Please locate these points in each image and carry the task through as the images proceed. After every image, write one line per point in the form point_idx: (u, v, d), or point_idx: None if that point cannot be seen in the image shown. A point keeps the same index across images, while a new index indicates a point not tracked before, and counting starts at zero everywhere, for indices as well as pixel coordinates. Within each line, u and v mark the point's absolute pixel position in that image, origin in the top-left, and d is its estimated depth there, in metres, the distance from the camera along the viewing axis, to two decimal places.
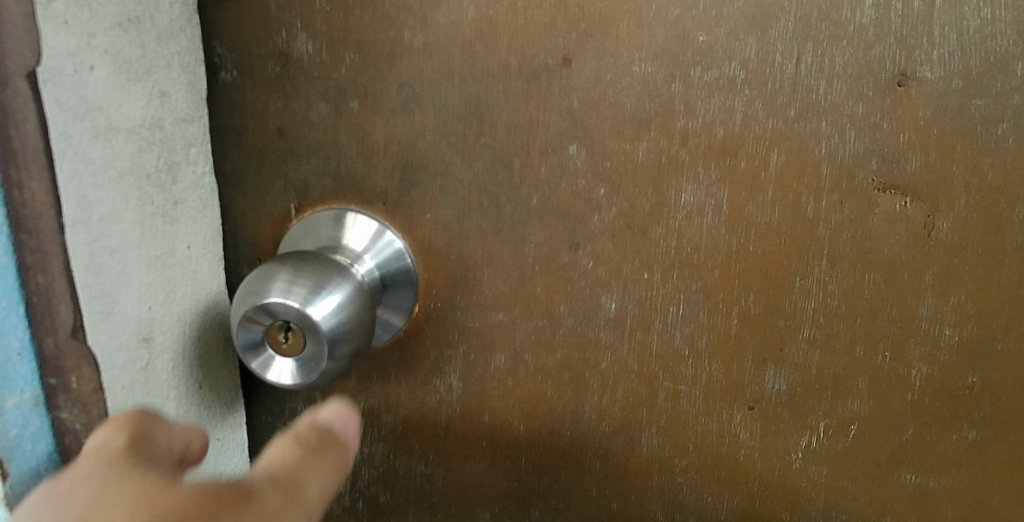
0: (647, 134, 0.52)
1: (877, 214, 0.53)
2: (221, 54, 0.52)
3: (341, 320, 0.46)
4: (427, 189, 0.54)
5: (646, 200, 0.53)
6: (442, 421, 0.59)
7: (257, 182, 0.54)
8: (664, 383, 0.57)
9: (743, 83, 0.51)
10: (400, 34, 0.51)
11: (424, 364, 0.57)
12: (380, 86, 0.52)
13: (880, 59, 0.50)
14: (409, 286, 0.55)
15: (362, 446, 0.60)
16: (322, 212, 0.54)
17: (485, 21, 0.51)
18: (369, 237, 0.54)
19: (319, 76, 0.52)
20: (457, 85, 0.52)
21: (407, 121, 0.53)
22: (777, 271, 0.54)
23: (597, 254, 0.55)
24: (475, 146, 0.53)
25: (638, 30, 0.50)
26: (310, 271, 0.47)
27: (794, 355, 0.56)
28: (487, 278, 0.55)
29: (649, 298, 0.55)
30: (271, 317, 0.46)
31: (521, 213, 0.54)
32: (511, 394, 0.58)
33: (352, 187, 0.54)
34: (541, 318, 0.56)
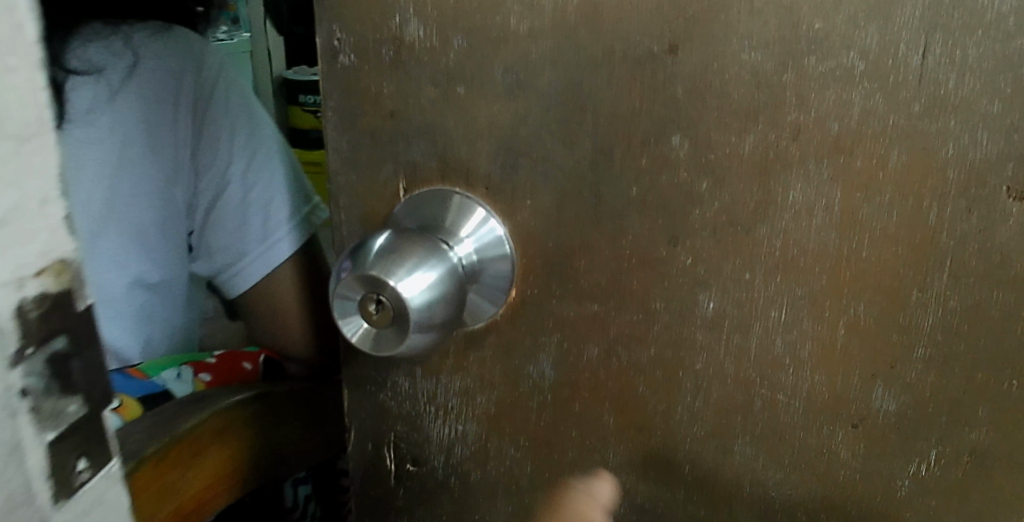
0: (755, 126, 0.49)
1: (1012, 223, 0.46)
2: (341, 39, 0.55)
3: (437, 294, 0.46)
4: (528, 176, 0.54)
5: (751, 196, 0.50)
6: (534, 406, 0.59)
7: (370, 161, 0.58)
8: (761, 391, 0.55)
9: (862, 75, 0.46)
10: (506, 20, 0.51)
11: (519, 349, 0.58)
12: (487, 71, 0.52)
13: (1022, 51, 0.44)
14: (507, 272, 0.55)
15: (458, 424, 0.62)
16: (432, 194, 0.55)
17: (589, 6, 0.49)
18: (472, 222, 0.54)
19: (430, 61, 0.53)
20: (561, 72, 0.51)
21: (511, 106, 0.53)
22: (893, 281, 0.50)
23: (695, 251, 0.52)
24: (576, 134, 0.52)
25: (749, 16, 0.47)
26: (412, 243, 0.46)
27: (906, 374, 0.52)
28: (583, 268, 0.54)
29: (749, 300, 0.53)
30: (366, 289, 0.46)
31: (620, 202, 0.52)
32: (602, 386, 0.57)
33: (457, 169, 0.55)
34: (635, 312, 0.55)
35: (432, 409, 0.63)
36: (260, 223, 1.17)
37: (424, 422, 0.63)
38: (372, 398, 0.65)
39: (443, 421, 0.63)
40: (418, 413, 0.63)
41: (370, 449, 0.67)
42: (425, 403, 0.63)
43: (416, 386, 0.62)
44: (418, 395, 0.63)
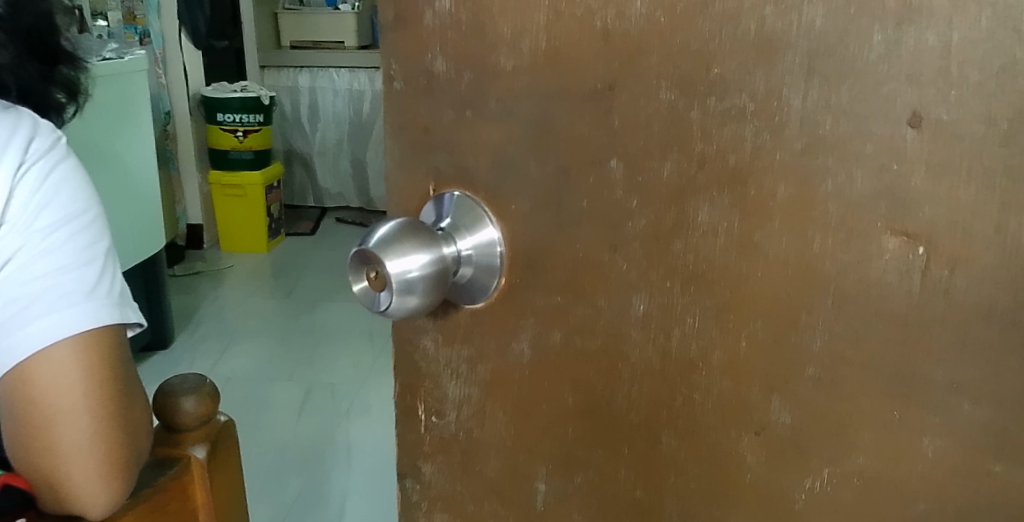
0: (671, 154, 0.57)
1: (886, 259, 0.52)
2: (396, 70, 0.67)
3: (424, 273, 0.57)
4: (512, 185, 0.64)
5: (669, 215, 0.59)
6: (517, 378, 0.69)
7: (406, 165, 0.69)
8: (682, 389, 0.62)
9: (752, 114, 0.54)
10: (497, 60, 0.62)
11: (505, 328, 0.68)
12: (483, 100, 0.63)
13: (890, 96, 0.50)
14: (494, 270, 0.66)
15: (463, 386, 0.73)
16: (446, 196, 0.66)
17: (552, 51, 0.60)
18: (469, 225, 0.65)
19: (450, 90, 0.65)
20: (537, 103, 0.61)
21: (498, 129, 0.63)
22: (785, 301, 0.56)
23: (631, 258, 0.61)
24: (546, 152, 0.62)
25: (666, 61, 0.56)
26: (415, 234, 0.57)
27: (799, 390, 0.58)
28: (551, 264, 0.64)
29: (671, 305, 0.61)
30: (368, 261, 0.57)
31: (575, 214, 0.62)
32: (566, 367, 0.67)
33: (466, 176, 0.66)
34: (587, 307, 0.64)
35: (450, 371, 0.73)
36: (59, 292, 1.17)
37: (445, 380, 0.74)
38: (409, 356, 0.75)
39: (457, 381, 0.73)
40: (439, 372, 0.73)
41: (405, 396, 0.76)
42: (443, 367, 0.73)
43: (438, 349, 0.73)
44: (441, 358, 0.73)
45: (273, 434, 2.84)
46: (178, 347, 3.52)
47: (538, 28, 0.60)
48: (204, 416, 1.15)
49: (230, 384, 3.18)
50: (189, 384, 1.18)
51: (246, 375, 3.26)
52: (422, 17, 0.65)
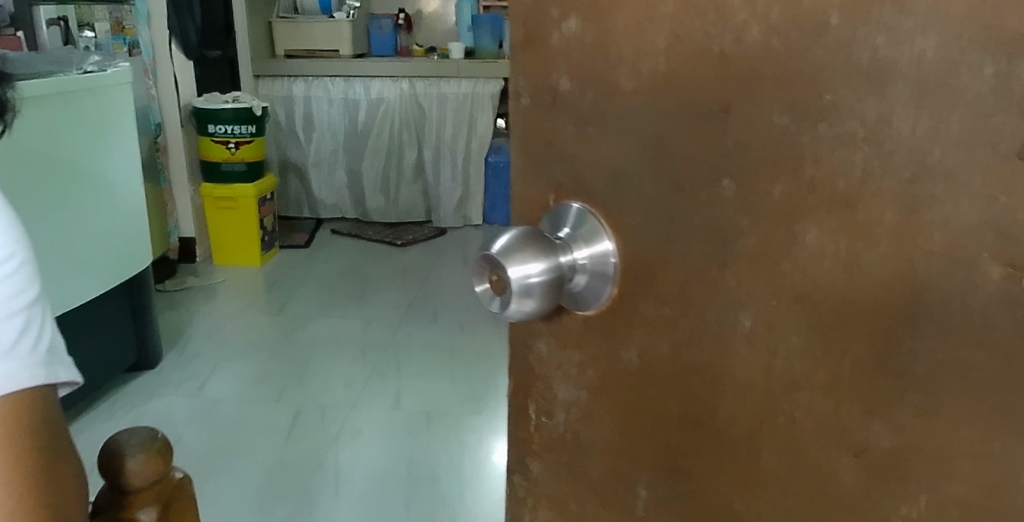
0: (783, 176, 0.59)
1: (989, 289, 0.52)
2: (524, 87, 0.72)
3: (541, 280, 0.62)
4: (625, 199, 0.67)
5: (777, 236, 0.60)
6: (625, 383, 0.72)
7: (529, 176, 0.74)
8: (782, 406, 0.63)
9: (861, 140, 0.55)
10: (618, 81, 0.65)
11: (615, 335, 0.72)
12: (602, 117, 0.67)
13: (999, 129, 0.50)
14: (607, 280, 0.69)
15: (572, 388, 0.76)
16: (567, 207, 0.70)
17: (670, 73, 0.62)
18: (584, 235, 0.69)
19: (572, 108, 0.68)
20: (654, 121, 0.64)
21: (615, 145, 0.66)
22: (886, 324, 0.57)
23: (738, 275, 0.63)
24: (660, 169, 0.64)
25: (779, 87, 0.58)
26: (535, 245, 0.62)
27: (898, 415, 0.58)
28: (661, 277, 0.67)
29: (776, 322, 0.62)
30: (492, 264, 0.63)
31: (687, 230, 0.64)
32: (671, 376, 0.69)
33: (583, 188, 0.69)
34: (694, 320, 0.66)
35: (561, 373, 0.77)
36: None
37: (556, 382, 0.78)
38: (524, 355, 0.79)
39: (567, 383, 0.77)
40: (551, 374, 0.78)
41: (519, 393, 0.81)
42: (556, 369, 0.77)
43: (551, 351, 0.77)
44: (553, 360, 0.77)
45: (262, 460, 2.83)
46: (166, 366, 3.55)
47: (657, 51, 0.63)
48: (155, 475, 0.97)
49: (218, 407, 3.20)
50: (137, 438, 0.99)
51: (241, 397, 3.27)
52: (549, 37, 0.68)
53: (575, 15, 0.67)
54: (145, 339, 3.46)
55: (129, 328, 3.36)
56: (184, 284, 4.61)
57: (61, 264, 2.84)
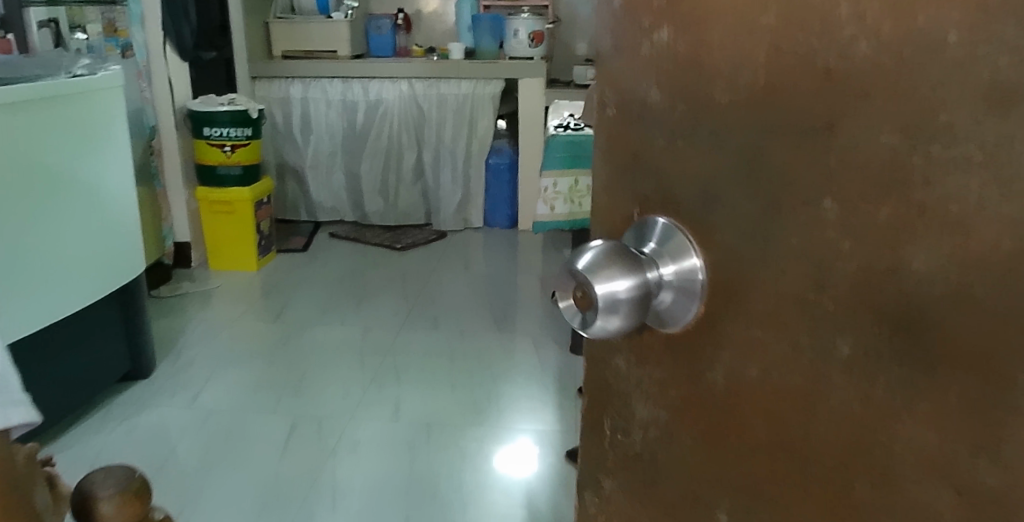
0: (890, 198, 0.53)
1: None
2: (613, 99, 0.70)
3: (628, 296, 0.59)
4: (715, 216, 0.63)
5: (881, 260, 0.54)
6: (709, 403, 0.69)
7: (614, 189, 0.72)
8: (879, 435, 0.57)
9: (977, 163, 0.49)
10: (712, 94, 0.62)
11: (699, 356, 0.69)
12: (694, 131, 0.63)
13: None
14: (692, 297, 0.66)
15: (651, 407, 0.75)
16: (652, 222, 0.67)
17: (771, 86, 0.58)
18: (671, 250, 0.66)
19: (661, 120, 0.66)
20: (749, 136, 0.60)
21: (707, 159, 0.63)
22: (999, 356, 0.49)
23: (836, 299, 0.58)
24: (756, 186, 0.60)
25: (888, 105, 0.52)
26: (620, 260, 0.59)
27: (1007, 454, 0.50)
28: (754, 297, 0.63)
29: (876, 351, 0.56)
30: (577, 278, 0.61)
31: (782, 251, 0.60)
32: (760, 399, 0.65)
33: (671, 204, 0.67)
34: (785, 344, 0.62)
35: (640, 390, 0.75)
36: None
37: (634, 399, 0.76)
38: (603, 370, 0.79)
39: (646, 401, 0.75)
40: (629, 391, 0.76)
41: (593, 409, 0.81)
42: (635, 386, 0.76)
43: (630, 369, 0.76)
44: (632, 377, 0.76)
45: (255, 472, 2.61)
46: (161, 376, 3.24)
47: (755, 65, 0.59)
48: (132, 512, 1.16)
49: (216, 418, 2.92)
50: (113, 479, 1.17)
51: (232, 405, 3.00)
52: (639, 47, 0.67)
53: (667, 25, 0.64)
54: (139, 349, 3.15)
55: (120, 336, 3.05)
56: (179, 289, 4.14)
57: (50, 276, 2.60)
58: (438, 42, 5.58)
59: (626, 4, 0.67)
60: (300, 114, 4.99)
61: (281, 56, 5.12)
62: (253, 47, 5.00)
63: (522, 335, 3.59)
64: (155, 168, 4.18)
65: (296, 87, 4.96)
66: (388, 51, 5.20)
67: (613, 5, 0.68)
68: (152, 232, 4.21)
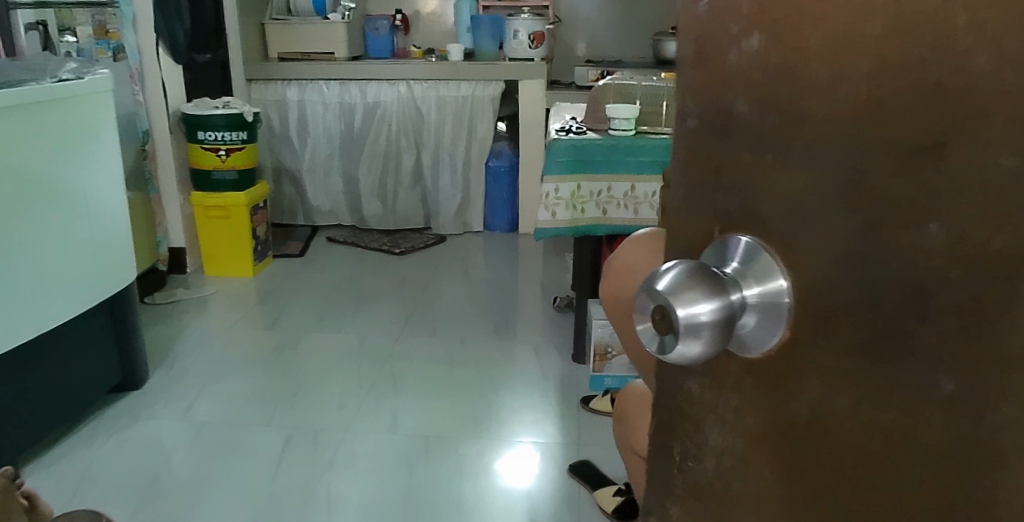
0: (1008, 226, 0.46)
1: None
2: (692, 109, 0.63)
3: (712, 319, 0.55)
4: (808, 237, 0.56)
5: (994, 292, 0.48)
6: (790, 435, 0.61)
7: (691, 202, 0.65)
8: (982, 481, 0.51)
9: None
10: (807, 106, 0.55)
11: (782, 385, 0.61)
12: (786, 144, 0.56)
13: None
14: (777, 323, 0.58)
15: (724, 434, 0.67)
16: (734, 240, 0.60)
17: (873, 101, 0.51)
18: (755, 271, 0.58)
19: (747, 133, 0.59)
20: (846, 153, 0.53)
21: (799, 175, 0.56)
22: None
23: (940, 331, 0.50)
24: (853, 205, 0.53)
25: (1011, 124, 0.45)
26: (703, 283, 0.55)
27: None
28: (846, 325, 0.55)
29: (986, 390, 0.49)
30: (655, 301, 0.57)
31: (880, 276, 0.52)
32: (847, 435, 0.57)
33: (756, 221, 0.60)
34: (879, 377, 0.54)
35: (714, 418, 0.67)
36: None
37: (706, 426, 0.69)
38: (673, 393, 0.72)
39: (719, 429, 0.67)
40: (700, 417, 0.69)
41: (664, 434, 0.74)
42: (708, 412, 0.68)
43: (704, 393, 0.68)
44: (705, 403, 0.68)
45: (246, 488, 2.52)
46: (154, 386, 3.16)
47: (857, 76, 0.51)
48: None
49: (207, 431, 2.84)
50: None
51: (226, 418, 2.92)
52: (726, 54, 0.59)
53: (758, 33, 0.57)
54: (131, 360, 3.07)
55: (111, 347, 2.97)
56: (173, 296, 4.06)
57: (36, 289, 2.51)
58: (436, 44, 5.52)
59: (712, 7, 0.60)
60: (297, 117, 4.93)
61: (278, 58, 5.05)
62: (249, 49, 4.93)
63: (523, 343, 3.51)
64: (147, 172, 4.10)
65: (293, 89, 4.90)
66: (386, 53, 5.15)
67: (698, 9, 0.61)
68: (147, 239, 4.13)
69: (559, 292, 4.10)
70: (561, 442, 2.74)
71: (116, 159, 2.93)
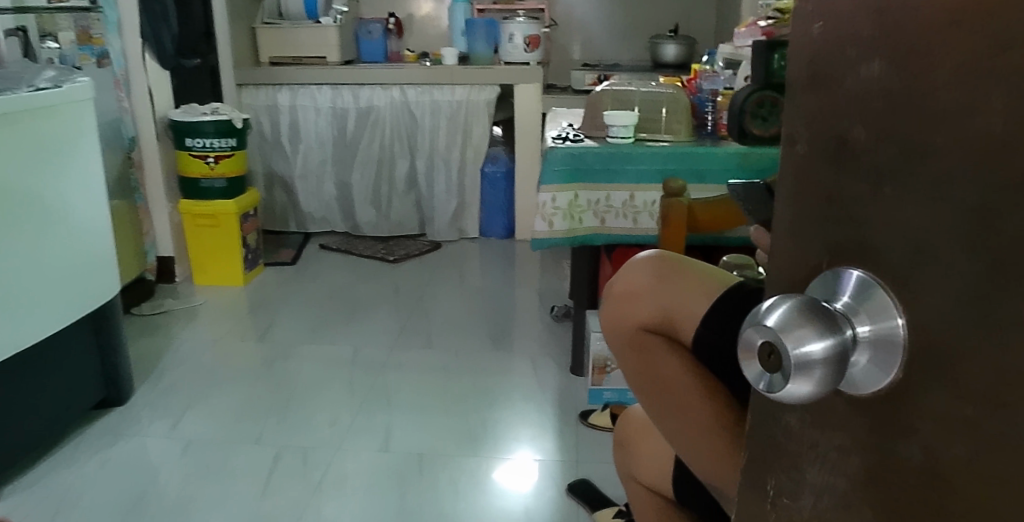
0: None
1: None
2: (800, 134, 0.58)
3: (825, 357, 0.52)
4: (928, 277, 0.51)
5: None
6: (897, 480, 0.56)
7: (795, 230, 0.59)
8: None
9: None
10: (932, 140, 0.49)
11: (889, 426, 0.55)
12: (908, 179, 0.51)
13: None
14: (891, 361, 0.53)
15: (825, 473, 0.61)
16: (844, 273, 0.55)
17: (1007, 138, 0.45)
18: (871, 307, 0.53)
19: (862, 163, 0.53)
20: (973, 191, 0.47)
21: (921, 213, 0.50)
22: None
23: None
24: (980, 246, 0.47)
25: None
26: (817, 318, 0.53)
27: None
28: (964, 373, 0.49)
29: None
30: (765, 336, 0.55)
31: (1007, 322, 0.47)
32: (959, 486, 0.51)
33: (869, 255, 0.54)
34: (999, 430, 0.48)
35: (814, 454, 0.61)
36: None
37: (805, 463, 0.62)
38: (768, 426, 0.65)
39: (819, 465, 0.61)
40: (799, 452, 0.63)
41: (755, 467, 0.68)
42: (808, 449, 0.62)
43: (803, 428, 0.62)
44: (804, 437, 0.62)
45: (233, 511, 2.43)
46: (140, 402, 3.07)
47: (991, 111, 0.46)
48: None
49: (193, 451, 2.75)
50: None
51: (214, 436, 2.83)
52: (843, 79, 0.54)
53: (879, 59, 0.51)
54: (116, 376, 2.98)
55: (95, 362, 2.88)
56: (160, 307, 3.96)
57: (13, 307, 2.41)
58: (430, 47, 5.46)
59: (827, 30, 0.54)
60: (287, 122, 4.84)
61: (269, 63, 4.97)
62: (239, 53, 4.84)
63: (520, 354, 3.44)
64: (133, 181, 4.00)
65: (284, 94, 4.81)
66: (379, 57, 5.07)
67: (812, 33, 0.55)
68: (134, 249, 4.02)
69: (555, 300, 4.04)
70: (560, 459, 2.66)
71: (98, 170, 2.84)
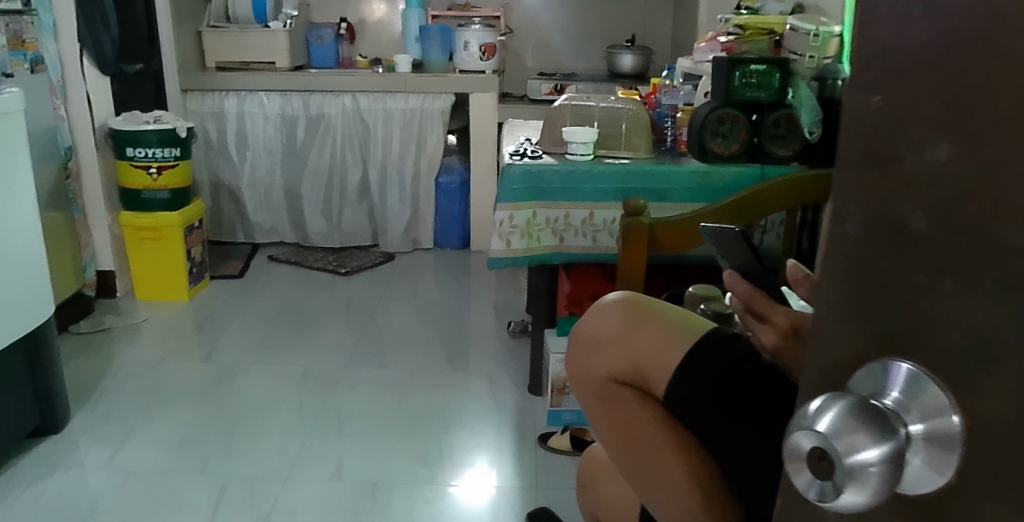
0: None
1: None
2: (852, 211, 0.52)
3: (881, 464, 0.48)
4: (992, 380, 0.45)
5: None
6: None
7: (841, 312, 0.54)
8: None
9: None
10: (1001, 234, 0.43)
11: None
12: (972, 274, 0.45)
13: None
14: (943, 465, 0.47)
15: None
16: (893, 365, 0.50)
17: None
18: (924, 406, 0.48)
19: (921, 251, 0.48)
20: None
21: (987, 313, 0.45)
22: None
23: None
24: None
25: None
26: (869, 420, 0.48)
27: None
28: None
29: None
30: (815, 442, 0.50)
31: None
32: None
33: (924, 347, 0.49)
34: None
35: None
36: None
37: None
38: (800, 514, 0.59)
39: None
40: None
41: None
42: None
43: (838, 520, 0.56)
44: None
45: None
46: (76, 429, 2.92)
47: None
48: None
49: (133, 482, 2.61)
50: None
51: (155, 466, 2.70)
52: (906, 158, 0.48)
53: (947, 141, 0.46)
54: (51, 403, 2.83)
55: (28, 388, 2.73)
56: (99, 324, 3.79)
57: None
58: (384, 54, 5.36)
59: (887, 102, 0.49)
60: (235, 130, 4.70)
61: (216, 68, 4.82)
62: (184, 57, 4.67)
63: (476, 373, 3.37)
64: (70, 192, 3.82)
65: (231, 100, 4.66)
66: (331, 63, 4.96)
67: (871, 102, 0.50)
68: (72, 264, 3.84)
69: (512, 315, 3.97)
70: (517, 486, 2.59)
71: (31, 186, 2.69)
